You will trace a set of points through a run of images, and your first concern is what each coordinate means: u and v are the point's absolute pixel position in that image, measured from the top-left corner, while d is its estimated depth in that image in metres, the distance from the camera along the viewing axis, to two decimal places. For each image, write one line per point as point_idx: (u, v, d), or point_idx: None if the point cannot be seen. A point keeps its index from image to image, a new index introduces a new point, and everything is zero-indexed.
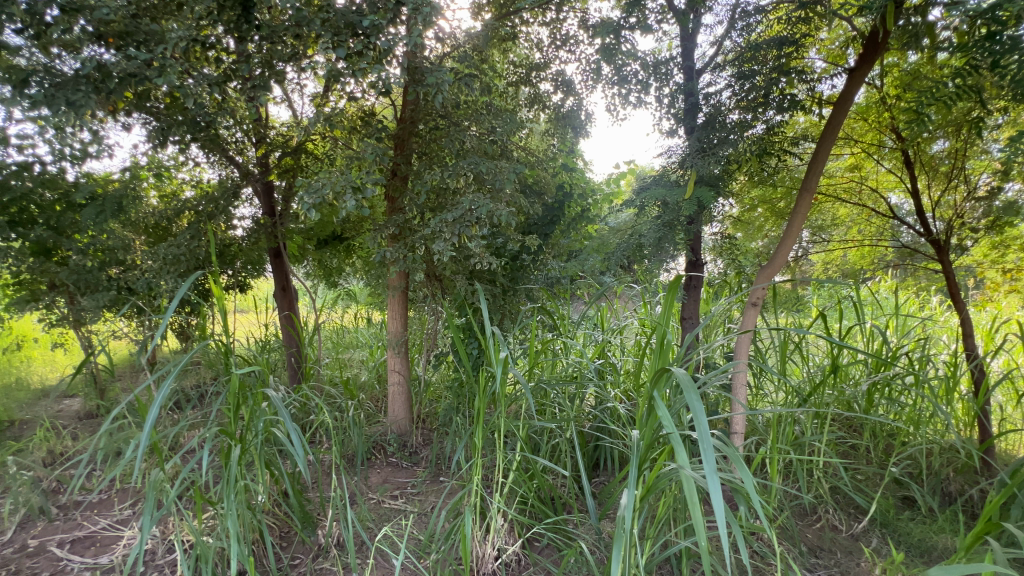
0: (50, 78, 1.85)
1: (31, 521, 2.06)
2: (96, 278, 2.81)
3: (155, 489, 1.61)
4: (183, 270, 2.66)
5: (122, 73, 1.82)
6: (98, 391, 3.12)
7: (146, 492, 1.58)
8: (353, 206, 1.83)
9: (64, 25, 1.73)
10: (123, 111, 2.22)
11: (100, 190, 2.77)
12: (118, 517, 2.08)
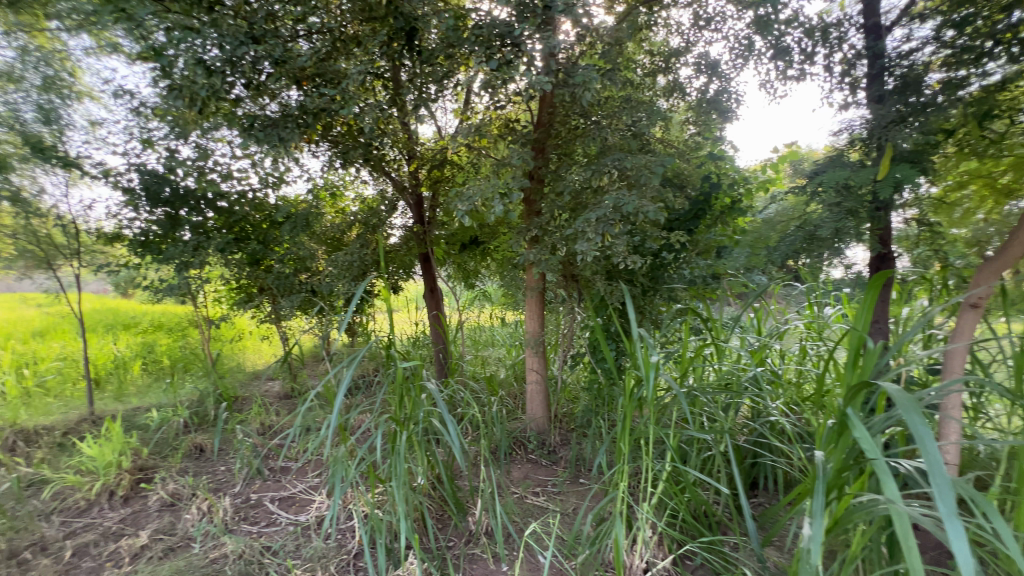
0: (261, 120, 2.26)
1: (251, 479, 2.54)
2: (291, 282, 3.38)
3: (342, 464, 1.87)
4: (357, 274, 3.12)
5: (313, 107, 2.15)
6: (292, 377, 3.76)
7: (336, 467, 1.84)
8: (501, 210, 1.91)
9: (281, 75, 2.12)
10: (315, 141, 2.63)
11: (293, 209, 3.33)
12: (311, 483, 2.49)
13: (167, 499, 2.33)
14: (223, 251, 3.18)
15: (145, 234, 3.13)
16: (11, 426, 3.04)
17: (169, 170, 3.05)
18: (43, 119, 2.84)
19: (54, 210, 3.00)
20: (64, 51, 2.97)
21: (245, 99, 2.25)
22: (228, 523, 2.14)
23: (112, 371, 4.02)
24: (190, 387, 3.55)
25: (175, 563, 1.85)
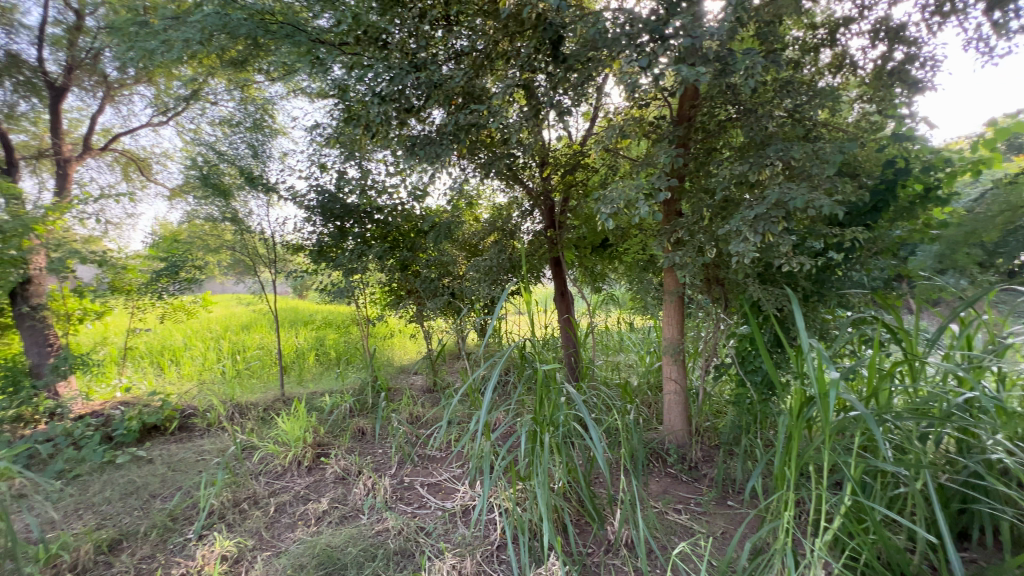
0: (417, 140, 2.42)
1: (404, 463, 2.82)
2: (435, 285, 3.68)
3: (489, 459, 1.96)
4: (496, 277, 3.32)
5: (462, 123, 2.31)
6: (434, 372, 4.09)
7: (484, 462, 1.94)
8: (647, 210, 1.84)
9: (439, 96, 2.31)
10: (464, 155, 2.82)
11: (437, 219, 3.63)
12: (455, 472, 2.68)
13: (340, 473, 2.68)
14: (381, 258, 3.59)
15: (320, 244, 3.67)
16: (232, 400, 3.68)
17: (338, 189, 3.55)
18: (251, 153, 3.51)
19: (255, 227, 3.66)
20: (264, 99, 3.70)
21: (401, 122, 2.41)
22: (388, 501, 2.40)
23: (293, 361, 4.88)
24: (356, 377, 3.99)
25: (349, 530, 2.12)
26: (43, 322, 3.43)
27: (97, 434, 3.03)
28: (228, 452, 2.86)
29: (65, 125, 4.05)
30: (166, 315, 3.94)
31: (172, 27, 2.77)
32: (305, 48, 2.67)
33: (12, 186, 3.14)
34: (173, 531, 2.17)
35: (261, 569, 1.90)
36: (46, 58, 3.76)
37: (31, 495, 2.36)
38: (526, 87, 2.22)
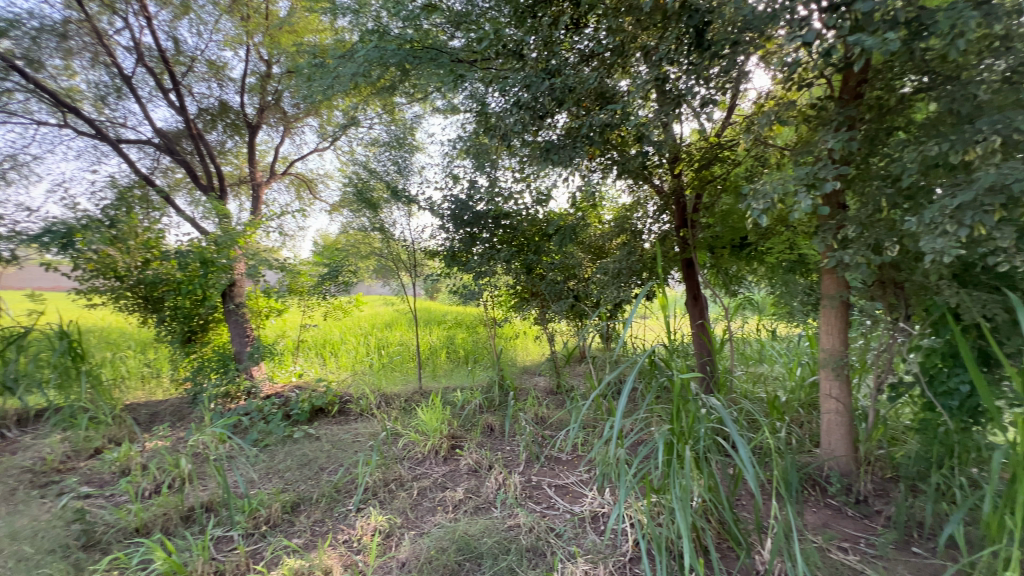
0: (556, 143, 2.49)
1: (531, 463, 2.88)
2: (561, 288, 3.70)
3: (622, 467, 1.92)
4: (625, 280, 3.26)
5: (598, 124, 2.30)
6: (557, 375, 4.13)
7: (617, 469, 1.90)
8: (810, 205, 1.63)
9: (571, 100, 2.34)
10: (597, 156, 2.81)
11: (563, 222, 3.66)
12: (582, 477, 2.67)
13: (472, 465, 2.83)
14: (507, 262, 3.72)
15: (452, 250, 3.92)
16: (379, 390, 4.10)
17: (468, 198, 3.76)
18: (395, 169, 3.91)
19: (398, 236, 4.06)
20: (404, 119, 4.09)
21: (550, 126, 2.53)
22: (518, 497, 2.47)
23: (428, 357, 5.33)
24: (485, 375, 4.18)
25: (484, 521, 2.23)
26: (243, 318, 4.20)
27: (280, 411, 3.61)
28: (378, 437, 3.20)
29: (257, 156, 4.93)
30: (328, 314, 4.56)
31: (340, 64, 3.21)
32: (449, 68, 2.93)
33: (223, 208, 3.91)
34: (338, 501, 2.49)
35: (409, 546, 2.09)
36: (245, 102, 4.63)
37: (236, 458, 2.89)
38: (666, 81, 2.12)
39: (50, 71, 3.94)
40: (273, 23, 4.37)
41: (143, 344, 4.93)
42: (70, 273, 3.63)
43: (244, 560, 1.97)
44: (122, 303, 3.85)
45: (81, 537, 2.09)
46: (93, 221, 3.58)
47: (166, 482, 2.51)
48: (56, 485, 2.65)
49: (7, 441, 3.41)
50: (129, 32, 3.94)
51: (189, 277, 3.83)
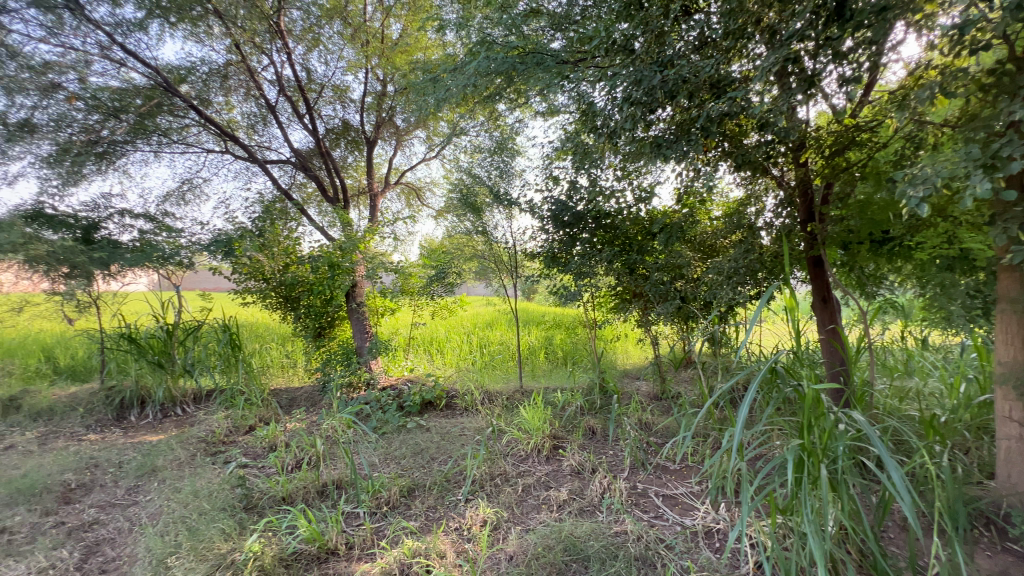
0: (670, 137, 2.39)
1: (636, 469, 2.79)
2: (667, 289, 3.53)
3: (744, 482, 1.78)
4: (741, 280, 3.03)
5: (716, 113, 2.16)
6: (661, 380, 3.95)
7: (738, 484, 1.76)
8: (988, 191, 1.38)
9: (685, 93, 2.22)
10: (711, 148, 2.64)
11: (668, 220, 3.49)
12: (692, 489, 2.53)
13: (575, 467, 2.82)
14: (609, 262, 3.63)
15: (552, 250, 3.92)
16: (482, 388, 4.26)
17: (568, 199, 3.73)
18: (497, 174, 4.03)
19: (500, 238, 4.18)
20: (505, 124, 4.20)
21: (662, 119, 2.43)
22: (624, 504, 2.41)
23: (527, 357, 5.43)
24: (585, 377, 4.14)
25: (589, 523, 2.21)
26: (363, 316, 4.63)
27: (395, 402, 3.92)
28: (483, 432, 3.33)
29: (373, 168, 5.41)
30: (435, 313, 4.83)
31: (451, 77, 3.40)
32: (555, 70, 2.96)
33: (347, 216, 4.34)
34: (448, 490, 2.62)
35: (516, 541, 2.14)
36: (364, 120, 5.10)
37: (360, 442, 3.18)
38: (796, 62, 1.94)
39: (214, 107, 4.72)
40: (387, 45, 4.77)
41: (283, 338, 5.65)
42: (229, 276, 4.32)
43: (369, 536, 2.17)
44: (268, 302, 4.45)
45: (243, 500, 2.45)
46: (247, 231, 4.19)
47: (306, 459, 2.85)
48: (223, 455, 3.14)
49: (186, 417, 4.18)
50: (273, 67, 4.55)
51: (319, 279, 4.31)
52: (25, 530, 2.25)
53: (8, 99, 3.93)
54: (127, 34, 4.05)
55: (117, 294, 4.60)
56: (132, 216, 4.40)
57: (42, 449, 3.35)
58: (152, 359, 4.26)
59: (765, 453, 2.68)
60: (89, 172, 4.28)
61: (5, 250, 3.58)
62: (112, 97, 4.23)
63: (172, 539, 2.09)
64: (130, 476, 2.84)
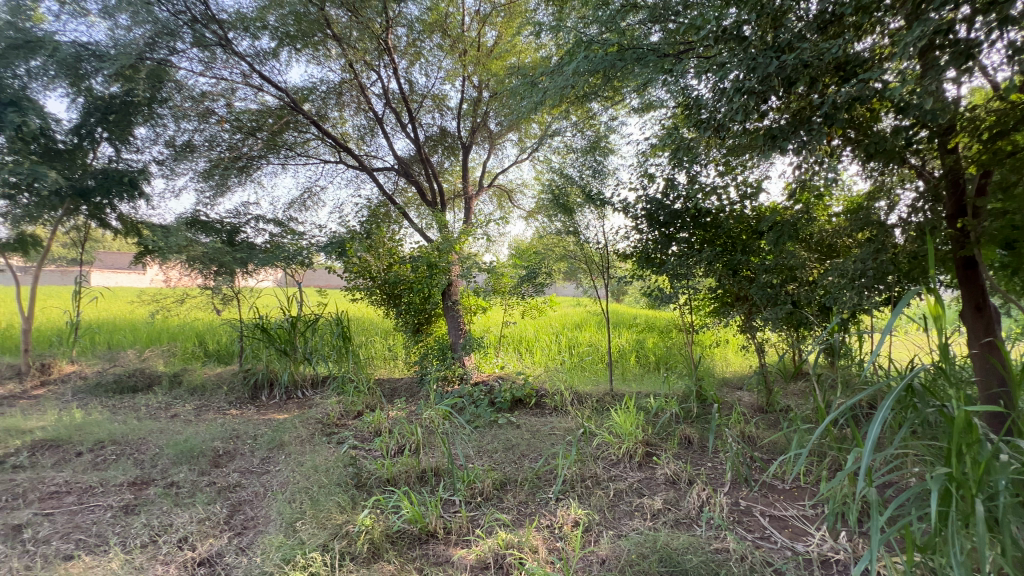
0: (783, 130, 2.22)
1: (738, 485, 2.60)
2: (777, 293, 3.25)
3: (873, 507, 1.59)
4: (868, 284, 2.70)
5: (844, 99, 1.97)
6: (767, 391, 3.64)
7: (866, 510, 1.59)
8: None
9: (806, 78, 2.03)
10: (834, 136, 2.41)
11: (779, 218, 3.22)
12: (804, 512, 2.31)
13: (670, 476, 2.70)
14: (710, 263, 3.39)
15: (646, 250, 3.75)
16: (572, 389, 4.24)
17: (664, 196, 3.55)
18: (590, 173, 3.97)
19: (591, 239, 4.12)
20: (598, 123, 4.14)
21: (774, 109, 2.27)
22: (725, 520, 2.27)
23: (617, 360, 5.32)
24: (681, 384, 3.94)
25: (686, 536, 2.11)
26: (457, 313, 4.84)
27: (486, 398, 4.05)
28: (573, 433, 3.32)
29: (468, 172, 5.63)
30: (526, 313, 4.89)
31: (548, 79, 3.44)
32: (656, 64, 2.88)
33: (444, 219, 4.57)
34: (539, 488, 2.66)
35: (608, 545, 2.11)
36: (460, 126, 5.34)
37: (456, 433, 3.34)
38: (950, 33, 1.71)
39: (331, 122, 5.24)
40: (483, 52, 4.94)
41: (386, 332, 6.11)
42: (341, 274, 4.78)
43: (465, 524, 2.28)
44: (374, 299, 4.84)
45: (354, 477, 2.70)
46: (357, 233, 4.59)
47: (407, 446, 3.05)
48: (336, 435, 3.48)
49: (305, 399, 4.66)
50: (380, 82, 4.93)
51: (419, 277, 4.58)
52: (187, 486, 2.68)
53: (176, 125, 4.74)
54: (263, 63, 4.65)
55: (253, 289, 5.41)
56: (265, 221, 5.04)
57: (197, 419, 3.96)
58: (279, 347, 4.83)
59: (897, 481, 2.36)
60: (233, 184, 5.01)
61: (172, 252, 4.33)
62: (251, 118, 4.86)
63: (298, 507, 2.36)
64: (264, 448, 3.26)
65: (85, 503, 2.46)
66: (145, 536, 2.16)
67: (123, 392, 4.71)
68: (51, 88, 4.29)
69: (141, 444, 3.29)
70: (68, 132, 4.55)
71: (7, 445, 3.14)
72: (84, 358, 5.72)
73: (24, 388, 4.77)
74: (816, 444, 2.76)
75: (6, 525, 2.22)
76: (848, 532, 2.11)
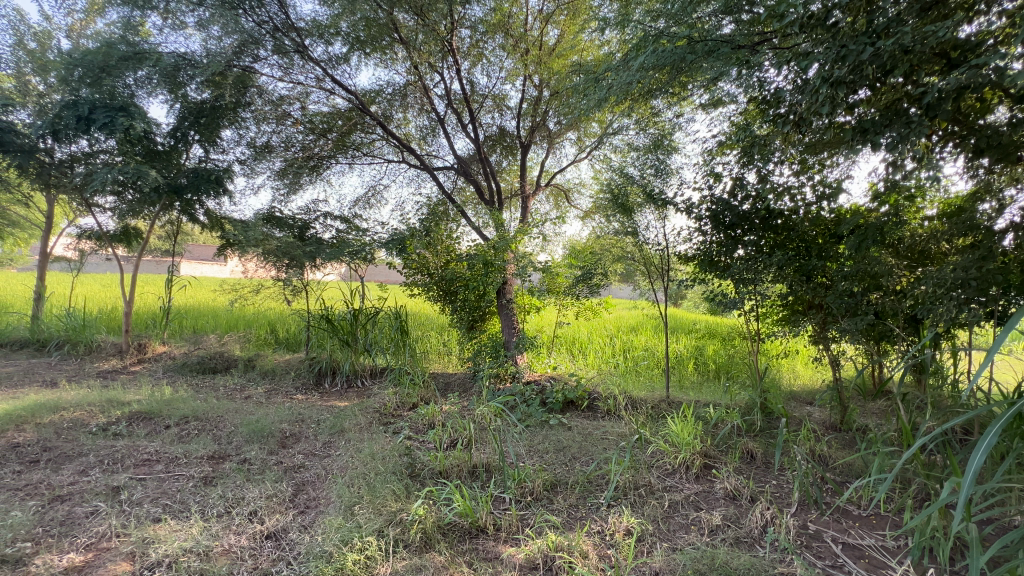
0: (874, 126, 2.06)
1: (807, 506, 2.42)
2: (857, 301, 2.98)
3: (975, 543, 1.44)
4: (969, 295, 2.42)
5: (949, 89, 1.79)
6: (842, 408, 3.36)
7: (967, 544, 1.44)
8: None
9: (905, 65, 1.86)
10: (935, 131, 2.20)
11: (862, 221, 2.96)
12: (884, 543, 2.11)
13: (731, 491, 2.56)
14: (780, 267, 3.15)
15: (709, 253, 3.57)
16: (626, 394, 4.10)
17: (731, 196, 3.37)
18: (652, 172, 3.83)
19: (650, 240, 3.97)
20: (662, 121, 4.01)
21: (864, 100, 2.11)
22: (793, 543, 2.11)
23: (673, 366, 5.13)
24: (744, 395, 3.73)
25: (747, 556, 1.99)
26: (511, 312, 4.85)
27: (538, 398, 4.05)
28: (627, 438, 3.23)
29: (526, 171, 5.64)
30: (580, 314, 4.82)
31: (612, 75, 3.37)
32: (729, 56, 2.79)
33: (501, 218, 4.60)
34: (591, 492, 2.61)
35: (662, 558, 2.03)
36: (520, 125, 5.36)
37: (507, 430, 3.35)
38: None
39: (395, 122, 5.44)
40: (545, 51, 4.92)
41: (441, 327, 6.25)
42: (401, 269, 4.93)
43: (515, 522, 2.28)
44: (431, 295, 4.95)
45: (408, 467, 2.77)
46: (416, 231, 4.73)
47: (459, 440, 3.10)
48: (393, 425, 3.60)
49: (364, 388, 4.85)
50: (443, 83, 5.04)
51: (475, 275, 4.60)
52: (257, 463, 2.88)
53: (257, 127, 5.12)
54: (336, 67, 4.90)
55: (320, 282, 5.72)
56: (332, 218, 5.31)
57: (268, 401, 4.25)
58: (341, 338, 5.08)
59: (998, 518, 2.10)
60: (305, 182, 5.32)
61: (251, 244, 4.68)
62: (323, 120, 5.13)
63: (356, 491, 2.47)
64: (326, 433, 3.44)
65: (172, 472, 2.71)
66: (221, 506, 2.34)
67: (204, 372, 5.14)
68: (154, 94, 4.76)
69: (219, 421, 3.57)
70: (167, 134, 5.03)
71: (109, 415, 3.52)
72: (174, 340, 6.30)
73: (124, 364, 5.33)
74: (900, 470, 2.51)
75: (107, 485, 2.48)
76: (937, 569, 1.90)
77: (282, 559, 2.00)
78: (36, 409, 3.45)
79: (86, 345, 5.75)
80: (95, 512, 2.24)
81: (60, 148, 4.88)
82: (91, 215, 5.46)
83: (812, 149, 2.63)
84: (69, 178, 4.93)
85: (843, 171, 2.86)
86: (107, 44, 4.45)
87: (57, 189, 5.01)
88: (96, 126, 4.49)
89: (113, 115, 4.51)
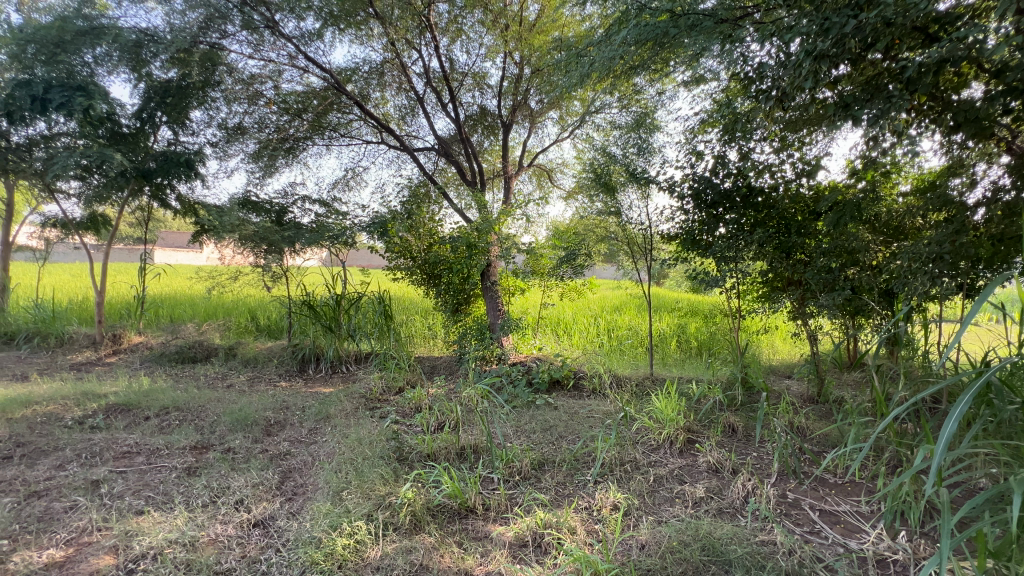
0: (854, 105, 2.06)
1: (786, 476, 2.50)
2: (835, 277, 3.04)
3: (946, 537, 1.46)
4: (941, 269, 2.51)
5: (929, 64, 1.80)
6: (819, 381, 3.47)
7: (941, 535, 1.46)
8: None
9: (886, 38, 1.87)
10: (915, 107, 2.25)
11: (840, 197, 3.01)
12: (858, 508, 2.20)
13: (713, 464, 2.62)
14: (761, 246, 3.17)
15: (691, 232, 3.57)
16: (612, 373, 4.15)
17: (712, 174, 3.38)
18: (634, 151, 3.80)
19: (633, 219, 3.97)
20: (645, 99, 3.97)
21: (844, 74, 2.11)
22: (772, 512, 2.19)
23: (657, 344, 5.20)
24: (726, 370, 3.80)
25: (730, 526, 2.05)
26: (496, 295, 4.80)
27: (524, 378, 4.07)
28: (612, 416, 3.28)
29: (508, 152, 5.56)
30: (565, 294, 4.82)
31: (594, 51, 3.30)
32: (712, 31, 2.74)
33: (484, 199, 4.52)
34: (578, 469, 2.64)
35: (648, 530, 2.08)
36: (501, 104, 5.26)
37: (494, 412, 3.36)
38: None
39: (373, 102, 5.29)
40: (526, 27, 4.78)
41: (425, 311, 6.20)
42: (383, 254, 4.86)
43: (504, 501, 2.30)
44: (414, 278, 4.90)
45: (396, 451, 2.76)
46: (397, 214, 4.64)
47: (447, 422, 3.10)
48: (379, 410, 3.58)
49: (349, 374, 4.81)
50: (421, 61, 4.88)
51: (458, 258, 4.55)
52: (242, 452, 2.85)
53: (227, 108, 4.92)
54: (309, 44, 4.70)
55: (300, 267, 5.61)
56: (311, 201, 5.18)
57: (251, 390, 4.18)
58: (325, 323, 5.01)
59: (966, 481, 2.21)
60: (281, 165, 5.16)
61: (226, 230, 4.53)
62: (297, 100, 4.95)
63: (344, 477, 2.46)
64: (311, 420, 3.41)
65: (153, 464, 2.66)
66: (206, 497, 2.30)
67: (184, 362, 5.03)
68: (116, 73, 4.49)
69: (201, 411, 3.51)
70: (132, 115, 4.81)
71: (86, 407, 3.43)
72: (150, 329, 6.13)
73: (99, 356, 5.17)
74: (874, 439, 2.60)
75: (86, 479, 2.42)
76: (908, 531, 2.00)
77: (271, 546, 1.99)
78: (7, 404, 3.34)
79: (56, 337, 5.57)
80: (74, 507, 2.19)
81: (16, 130, 4.63)
82: (55, 201, 5.22)
83: (793, 126, 2.63)
84: (30, 162, 4.71)
85: (822, 148, 2.89)
86: (62, 19, 4.23)
87: (16, 175, 4.79)
88: (54, 107, 4.25)
89: (71, 95, 4.27)
